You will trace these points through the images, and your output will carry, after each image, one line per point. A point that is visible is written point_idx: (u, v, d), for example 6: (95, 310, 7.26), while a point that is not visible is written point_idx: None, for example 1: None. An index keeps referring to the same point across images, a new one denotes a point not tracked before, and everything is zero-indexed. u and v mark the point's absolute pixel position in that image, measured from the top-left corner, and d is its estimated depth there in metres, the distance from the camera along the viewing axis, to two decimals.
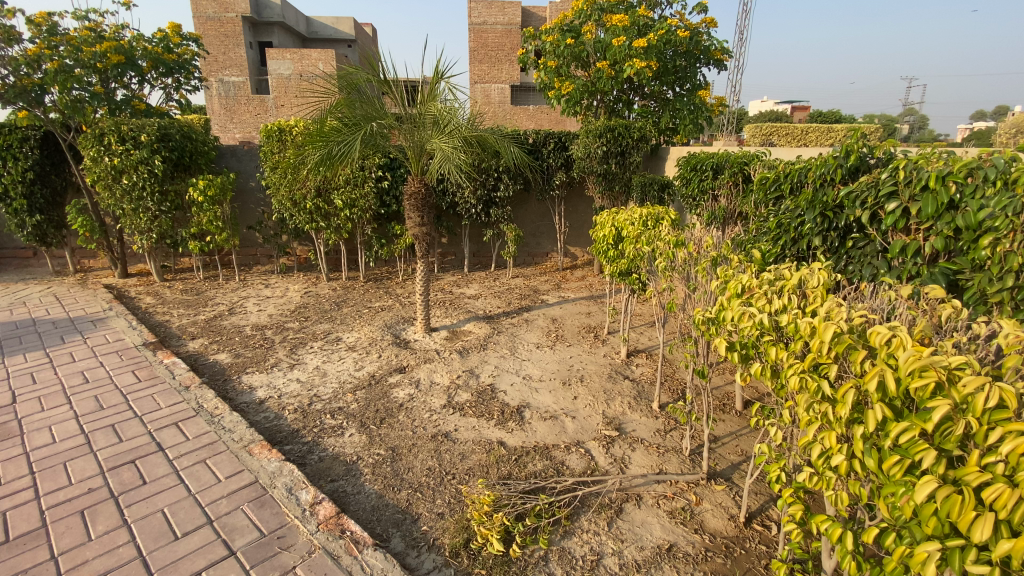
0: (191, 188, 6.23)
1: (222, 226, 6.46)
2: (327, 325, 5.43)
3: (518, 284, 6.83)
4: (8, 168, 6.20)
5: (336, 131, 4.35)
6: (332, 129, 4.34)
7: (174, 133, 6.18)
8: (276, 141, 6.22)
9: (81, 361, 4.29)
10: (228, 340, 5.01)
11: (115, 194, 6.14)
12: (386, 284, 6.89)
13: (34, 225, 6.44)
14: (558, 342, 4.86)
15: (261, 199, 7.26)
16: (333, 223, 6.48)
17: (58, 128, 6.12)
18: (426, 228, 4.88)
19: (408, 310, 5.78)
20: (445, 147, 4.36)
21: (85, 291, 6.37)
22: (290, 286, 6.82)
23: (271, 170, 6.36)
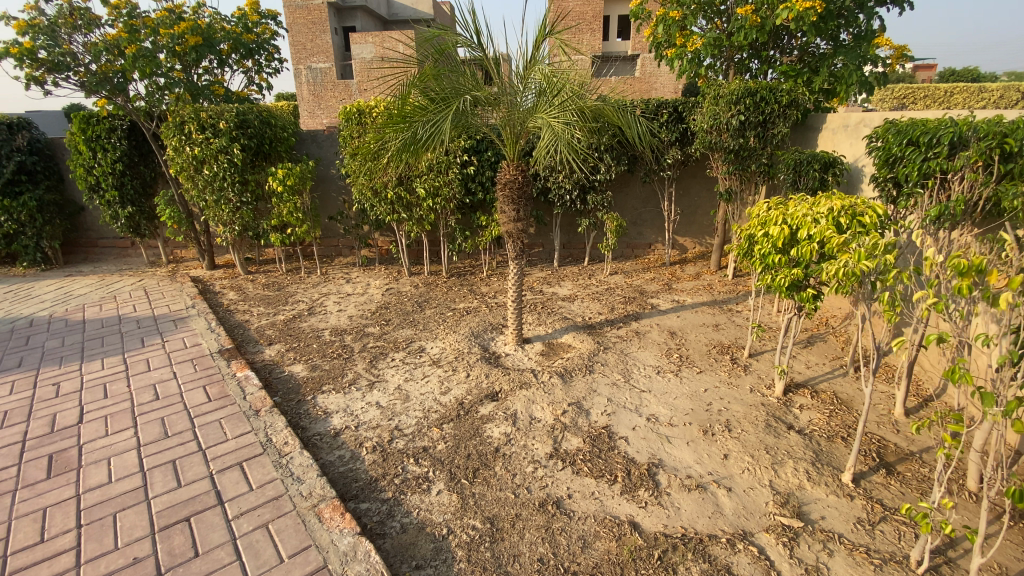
0: (270, 178, 5.86)
1: (301, 217, 6.07)
2: (408, 331, 4.82)
3: (620, 283, 5.86)
4: (101, 160, 6.18)
5: (420, 111, 3.62)
6: (416, 108, 3.60)
7: (252, 118, 5.83)
8: (355, 124, 5.64)
9: (155, 371, 3.99)
10: (306, 348, 4.55)
11: (198, 185, 5.90)
12: (470, 281, 6.21)
13: (127, 217, 6.48)
14: (685, 365, 3.89)
15: (340, 187, 6.80)
16: (416, 213, 5.89)
17: (142, 118, 5.90)
18: (523, 224, 4.06)
19: (497, 315, 5.04)
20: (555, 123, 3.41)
21: (174, 285, 6.29)
22: (370, 282, 6.34)
23: (349, 156, 5.79)
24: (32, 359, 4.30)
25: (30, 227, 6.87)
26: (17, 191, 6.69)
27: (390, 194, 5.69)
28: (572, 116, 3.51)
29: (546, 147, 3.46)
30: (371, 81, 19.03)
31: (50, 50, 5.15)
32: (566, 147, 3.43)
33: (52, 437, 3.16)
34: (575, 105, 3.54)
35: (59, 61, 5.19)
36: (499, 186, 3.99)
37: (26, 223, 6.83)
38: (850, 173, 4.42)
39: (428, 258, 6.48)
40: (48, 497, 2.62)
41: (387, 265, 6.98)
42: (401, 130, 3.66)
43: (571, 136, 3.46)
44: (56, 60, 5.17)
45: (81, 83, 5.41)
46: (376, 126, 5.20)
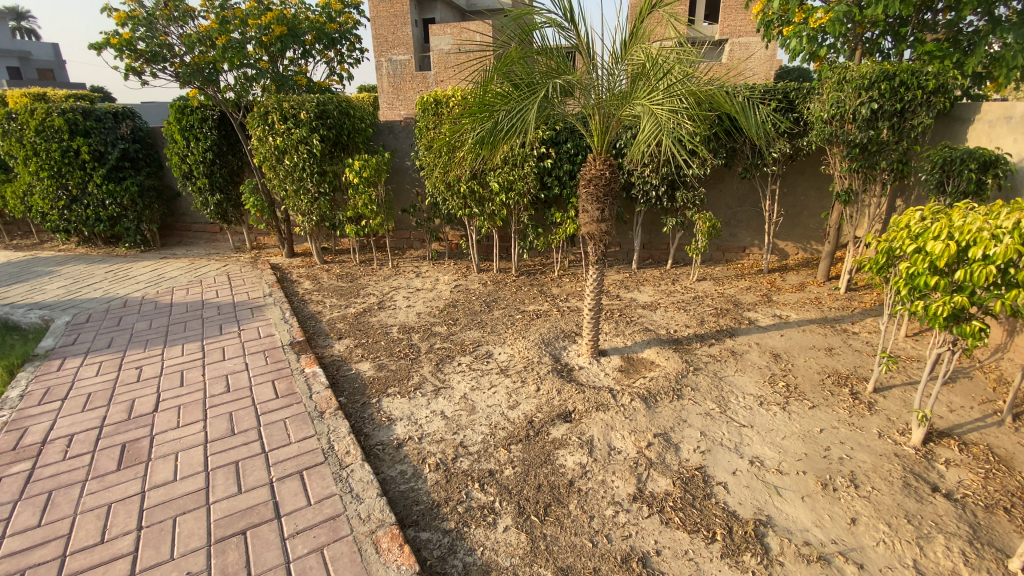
0: (348, 169, 5.82)
1: (376, 210, 6.02)
2: (476, 333, 4.56)
3: (709, 292, 5.31)
4: (193, 149, 6.46)
5: (502, 99, 3.31)
6: (498, 96, 3.29)
7: (331, 109, 5.80)
8: (431, 115, 5.45)
9: (229, 361, 4.01)
10: (374, 345, 4.42)
11: (279, 175, 6.00)
12: (542, 281, 5.88)
13: (215, 204, 6.76)
14: (794, 398, 3.40)
15: (414, 179, 6.68)
16: (490, 207, 5.62)
17: (229, 107, 6.19)
18: (607, 225, 3.59)
19: (570, 320, 4.67)
20: (660, 111, 2.94)
21: (255, 271, 6.47)
22: (439, 278, 6.18)
23: (425, 148, 5.63)
24: (121, 340, 4.51)
25: (132, 211, 7.40)
26: (121, 176, 7.28)
27: (464, 187, 5.46)
28: (680, 101, 3.00)
29: (650, 136, 2.94)
30: (449, 72, 19.05)
31: (148, 41, 5.40)
32: (674, 139, 2.91)
33: (128, 425, 3.21)
34: (684, 89, 3.02)
35: (155, 52, 5.44)
36: (582, 182, 3.53)
37: (129, 207, 7.38)
38: (1014, 176, 3.65)
39: (498, 255, 6.22)
40: (116, 492, 2.62)
41: (457, 260, 6.80)
42: (480, 121, 3.36)
43: (679, 125, 2.95)
44: (153, 51, 5.44)
45: (176, 74, 5.64)
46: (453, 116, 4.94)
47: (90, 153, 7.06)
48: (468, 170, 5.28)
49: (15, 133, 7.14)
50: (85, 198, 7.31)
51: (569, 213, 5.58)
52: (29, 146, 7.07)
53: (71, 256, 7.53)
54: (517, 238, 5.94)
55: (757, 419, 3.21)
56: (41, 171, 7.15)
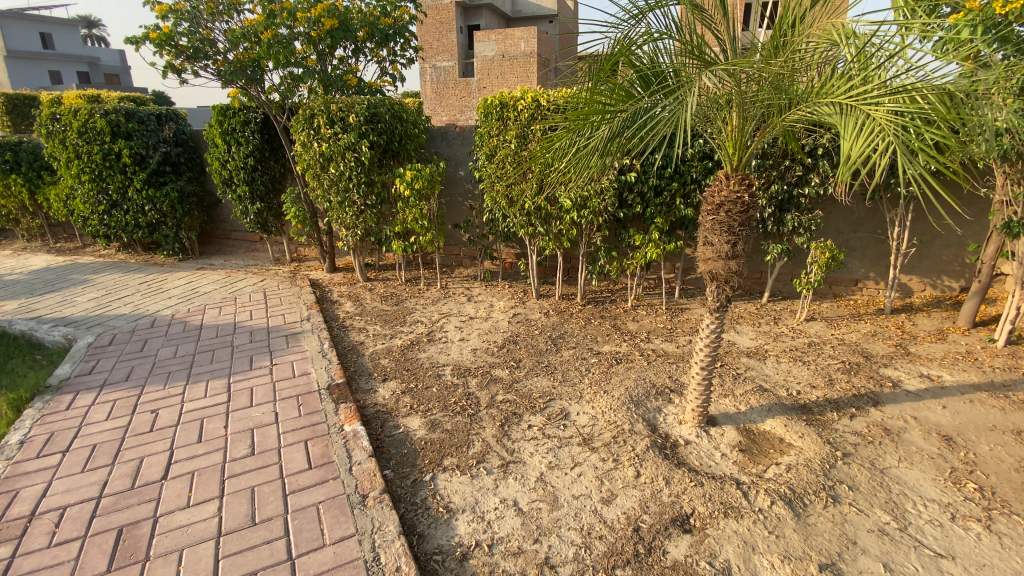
0: (397, 180, 5.18)
1: (427, 225, 5.37)
2: (545, 381, 3.75)
3: (825, 339, 4.37)
4: (234, 154, 5.99)
5: (629, 99, 2.64)
6: (623, 93, 2.61)
7: (383, 112, 5.18)
8: (495, 120, 4.72)
9: (256, 409, 3.35)
10: (424, 391, 3.69)
11: (324, 185, 5.41)
12: (615, 311, 5.04)
13: (256, 213, 6.27)
14: (997, 513, 2.50)
15: (468, 191, 5.98)
16: (558, 226, 4.85)
17: (274, 110, 5.63)
18: (738, 262, 2.69)
19: (660, 370, 3.80)
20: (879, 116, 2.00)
21: (293, 288, 5.89)
22: (493, 304, 5.42)
23: (486, 157, 4.90)
24: (142, 370, 3.96)
25: (171, 218, 7.02)
26: (162, 181, 6.91)
27: (529, 204, 4.70)
28: (914, 97, 2.00)
29: (859, 153, 1.98)
30: None
31: (190, 36, 4.98)
32: (909, 154, 1.91)
33: (130, 498, 2.59)
34: (920, 82, 2.01)
35: (197, 48, 5.01)
36: (707, 207, 2.68)
37: (168, 213, 6.99)
38: None
39: (562, 279, 5.42)
40: None
41: (512, 283, 6.03)
42: (592, 126, 2.65)
43: (913, 132, 1.98)
44: (194, 47, 4.98)
45: (217, 73, 5.18)
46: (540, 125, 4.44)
47: (131, 156, 6.71)
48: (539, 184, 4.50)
49: (59, 135, 6.91)
50: (125, 203, 6.97)
51: (650, 235, 4.71)
52: (71, 147, 6.82)
53: (108, 263, 7.21)
54: (586, 261, 5.14)
55: (957, 547, 2.31)
56: (82, 175, 6.88)
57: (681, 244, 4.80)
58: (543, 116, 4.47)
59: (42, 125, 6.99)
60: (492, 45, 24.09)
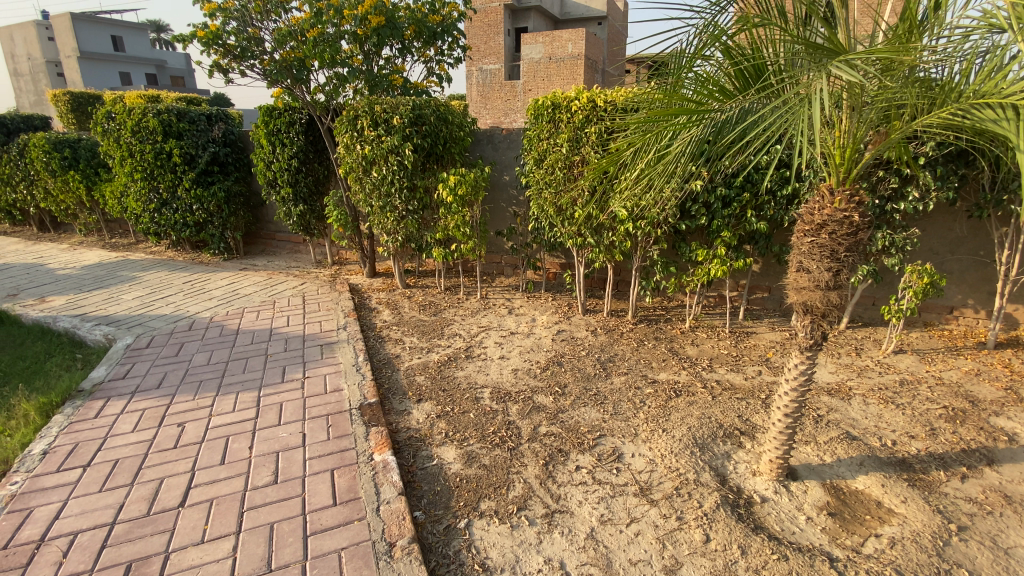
0: (441, 185, 4.92)
1: (469, 233, 5.09)
2: (594, 412, 3.36)
3: (920, 378, 3.80)
4: (279, 155, 5.92)
5: (721, 96, 2.38)
6: (715, 89, 2.36)
7: (428, 113, 4.94)
8: (546, 122, 4.37)
9: (284, 428, 3.13)
10: (461, 415, 3.38)
11: (365, 189, 5.22)
12: (670, 332, 4.60)
13: (298, 215, 6.19)
14: None
15: (513, 197, 5.67)
16: (611, 236, 4.44)
17: (318, 111, 5.50)
18: (840, 293, 2.26)
19: (727, 409, 3.36)
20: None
21: (332, 293, 5.74)
22: (535, 319, 5.07)
23: (534, 162, 4.56)
24: (174, 377, 3.84)
25: (218, 218, 7.05)
26: (210, 181, 6.95)
27: (580, 213, 4.31)
28: None
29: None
30: None
31: (238, 35, 4.91)
32: None
33: (143, 527, 2.39)
34: None
35: (244, 47, 4.94)
36: (805, 227, 2.26)
37: (215, 212, 7.03)
38: None
39: (611, 294, 5.02)
40: None
41: (556, 295, 5.66)
42: (676, 127, 2.40)
43: None
44: (242, 45, 4.92)
45: (263, 72, 5.11)
46: (594, 131, 4.11)
47: (182, 156, 6.78)
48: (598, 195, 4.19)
49: (114, 134, 7.07)
50: (175, 202, 7.06)
51: (715, 249, 4.28)
52: (126, 146, 6.96)
53: (157, 260, 7.34)
54: (639, 276, 4.72)
55: None
56: (136, 174, 7.02)
57: (750, 261, 4.31)
58: (602, 117, 4.09)
59: (100, 124, 7.17)
60: (539, 47, 23.93)
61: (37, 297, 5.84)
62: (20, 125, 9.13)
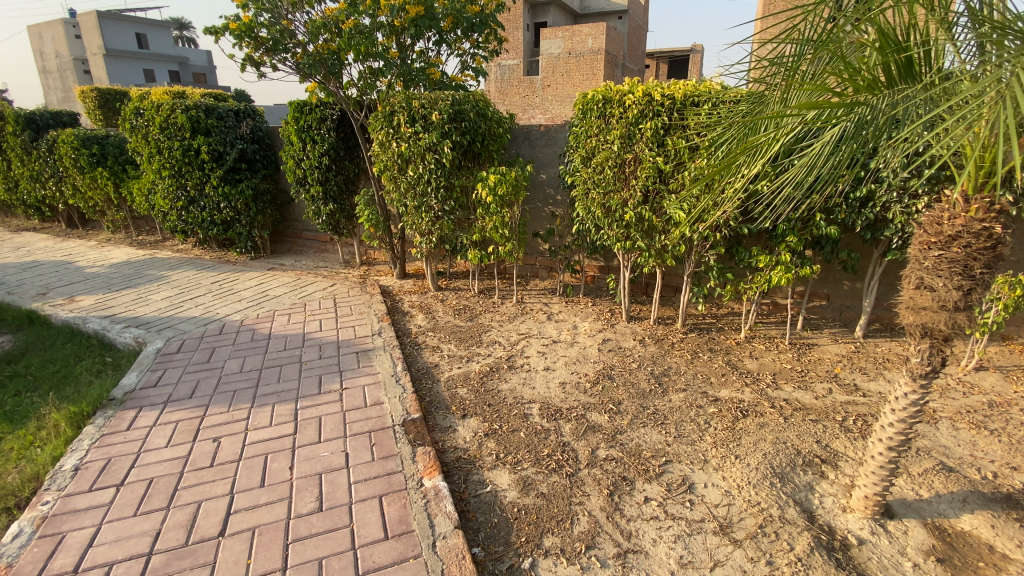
0: (479, 184, 4.68)
1: (508, 234, 4.84)
2: (655, 434, 3.12)
3: (1011, 399, 3.46)
4: (309, 152, 5.74)
5: (869, 90, 2.05)
6: (864, 81, 2.03)
7: (468, 109, 4.69)
8: (595, 118, 4.10)
9: (325, 447, 2.92)
10: (510, 433, 3.14)
11: (400, 188, 5.01)
12: (725, 343, 4.31)
13: (328, 214, 6.01)
14: None
15: (552, 197, 5.42)
16: (664, 239, 4.13)
17: (352, 107, 5.29)
18: (968, 315, 2.03)
19: (802, 433, 3.12)
20: None
21: (363, 295, 5.53)
22: (577, 325, 4.77)
23: (581, 160, 4.29)
24: (207, 386, 3.66)
25: (245, 216, 6.92)
26: (237, 179, 6.81)
27: (632, 215, 4.02)
28: None
29: None
30: None
31: (270, 27, 4.73)
32: None
33: (182, 559, 2.20)
34: None
35: (276, 39, 4.76)
36: (933, 239, 2.03)
37: (243, 211, 6.89)
38: None
39: (658, 301, 4.73)
40: None
41: (595, 300, 5.36)
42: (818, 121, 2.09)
43: None
44: (275, 38, 4.74)
45: (296, 66, 4.94)
46: (648, 129, 3.85)
47: (209, 153, 6.65)
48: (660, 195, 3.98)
49: (142, 130, 6.97)
50: (202, 200, 6.95)
51: (778, 254, 4.00)
52: (154, 143, 6.87)
53: (184, 259, 7.24)
54: (690, 282, 4.44)
55: None
56: (164, 171, 6.92)
57: (816, 268, 4.02)
58: (659, 114, 3.84)
59: (128, 120, 7.08)
60: (559, 41, 23.93)
61: (66, 296, 5.75)
62: (48, 121, 9.12)
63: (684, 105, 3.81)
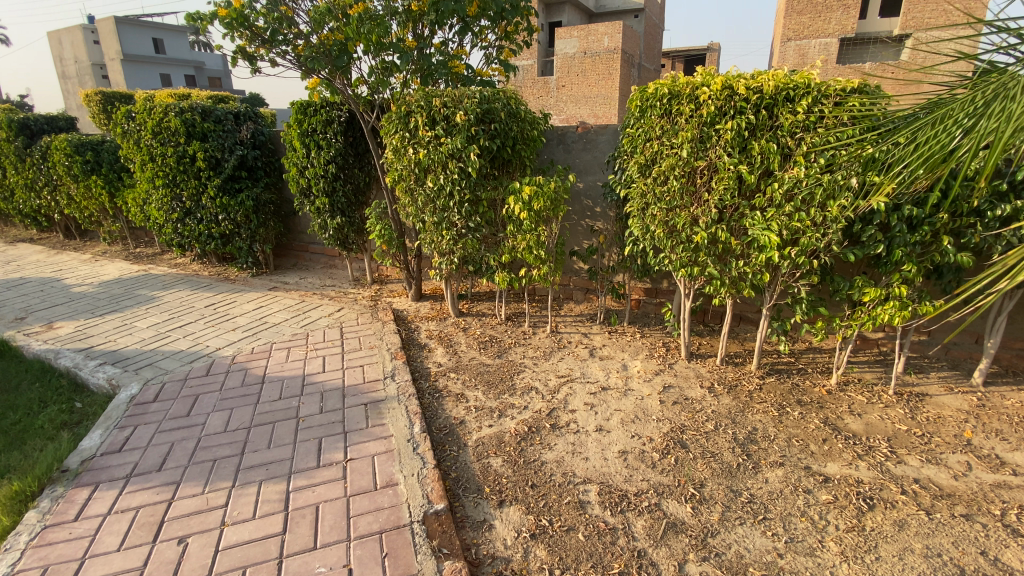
0: (511, 198, 3.93)
1: (544, 256, 4.08)
2: (759, 536, 2.37)
3: None
4: (314, 160, 5.07)
5: None
6: None
7: (498, 108, 3.95)
8: (657, 117, 3.33)
9: (321, 558, 2.19)
10: (566, 532, 2.38)
11: (417, 202, 4.30)
12: (814, 395, 3.54)
13: (335, 228, 5.31)
14: None
15: (591, 210, 4.67)
16: (742, 264, 3.35)
17: (362, 107, 4.60)
18: None
19: (958, 539, 2.35)
20: None
21: (374, 323, 4.82)
22: (628, 364, 3.93)
23: (638, 168, 3.52)
24: (182, 452, 2.97)
25: (245, 229, 6.26)
26: (237, 188, 6.16)
27: (704, 237, 3.25)
28: None
29: None
30: None
31: (267, 16, 4.06)
32: None
33: None
34: None
35: (274, 30, 4.09)
36: None
37: (243, 223, 6.24)
38: None
39: (726, 336, 3.92)
40: None
41: (643, 328, 4.51)
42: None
43: None
44: (272, 28, 4.07)
45: (298, 60, 4.27)
46: (728, 131, 3.09)
47: (206, 160, 6.01)
48: (745, 215, 3.22)
49: (134, 135, 6.36)
50: (199, 211, 6.32)
51: (888, 286, 3.21)
52: (146, 149, 6.25)
53: (180, 276, 6.59)
54: (768, 315, 3.71)
55: None
56: (157, 179, 6.30)
57: (936, 304, 3.25)
58: (744, 112, 3.10)
59: (120, 124, 6.47)
60: (574, 41, 23.23)
61: (44, 321, 5.10)
62: (43, 126, 8.57)
63: (774, 101, 3.05)
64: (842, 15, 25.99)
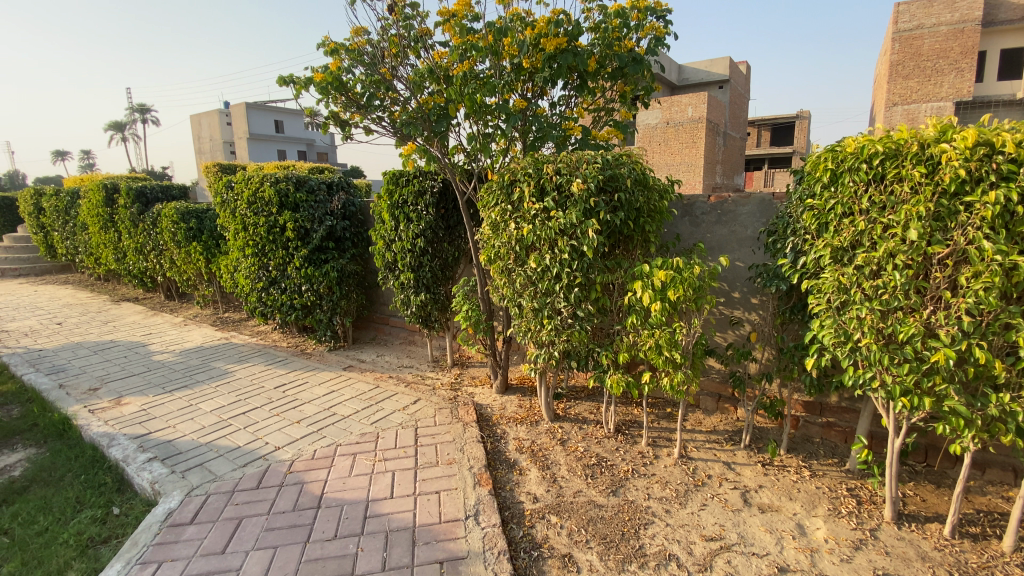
0: (637, 283, 3.08)
1: (677, 360, 3.12)
2: None
3: None
4: (402, 233, 4.61)
5: None
6: None
7: (623, 175, 3.22)
8: (860, 187, 2.43)
9: None
10: None
11: (515, 283, 3.57)
12: None
13: (418, 306, 4.72)
14: None
15: (728, 296, 3.70)
16: (1011, 399, 2.20)
17: (459, 176, 4.09)
18: None
19: None
20: None
21: (455, 424, 4.02)
22: (805, 525, 2.73)
23: (828, 252, 2.56)
24: None
25: (327, 301, 5.88)
26: (323, 259, 5.87)
27: (950, 357, 2.17)
28: None
29: None
30: None
31: (365, 81, 3.74)
32: None
33: None
34: None
35: (371, 94, 3.75)
36: None
37: (325, 295, 5.88)
38: None
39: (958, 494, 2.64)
40: None
41: (809, 460, 3.30)
42: None
43: None
44: (368, 93, 3.73)
45: (393, 126, 3.88)
46: (990, 205, 2.10)
47: (295, 230, 5.79)
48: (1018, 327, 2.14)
49: (231, 205, 6.38)
50: (284, 281, 6.06)
51: None
52: (241, 219, 6.21)
53: (257, 347, 6.29)
54: None
55: None
56: (247, 249, 6.20)
57: None
58: (1013, 179, 2.11)
59: (220, 195, 6.56)
60: (658, 112, 22.97)
61: (114, 395, 4.81)
62: (159, 195, 9.15)
63: None
64: (956, 78, 23.79)
